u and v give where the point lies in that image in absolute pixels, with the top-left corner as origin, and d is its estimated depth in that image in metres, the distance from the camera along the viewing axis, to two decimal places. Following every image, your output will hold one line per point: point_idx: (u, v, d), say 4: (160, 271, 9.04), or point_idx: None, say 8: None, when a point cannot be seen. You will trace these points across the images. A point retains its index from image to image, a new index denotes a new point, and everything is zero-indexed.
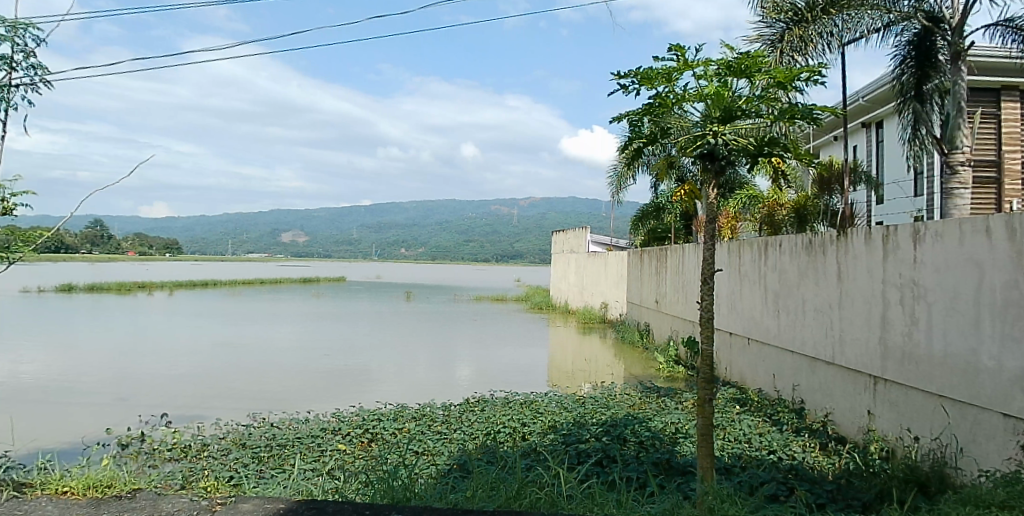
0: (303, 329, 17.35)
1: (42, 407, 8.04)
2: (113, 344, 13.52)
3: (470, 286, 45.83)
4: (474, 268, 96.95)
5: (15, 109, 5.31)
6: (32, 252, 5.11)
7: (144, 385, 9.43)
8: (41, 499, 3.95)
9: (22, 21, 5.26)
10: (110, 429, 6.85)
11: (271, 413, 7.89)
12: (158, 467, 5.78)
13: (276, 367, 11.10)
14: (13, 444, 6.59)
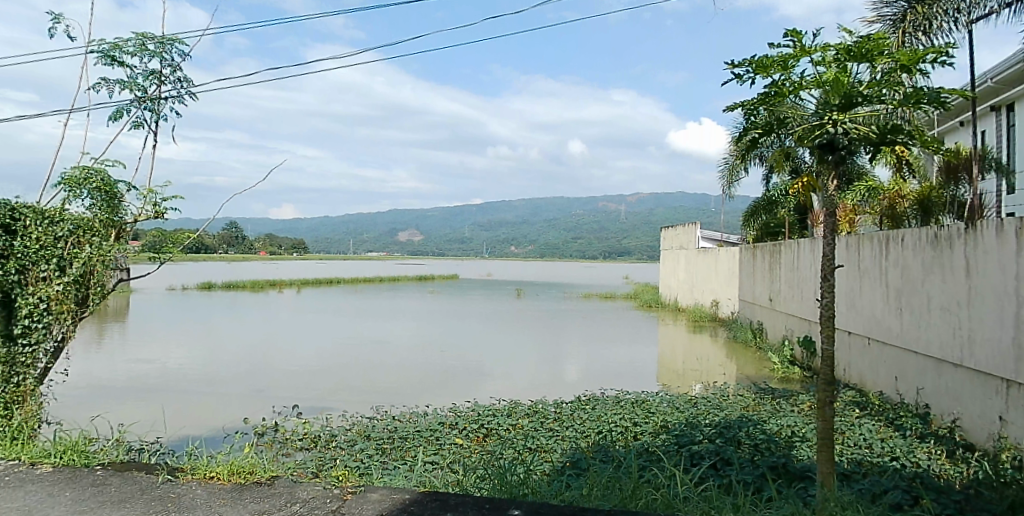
0: (418, 326, 17.96)
1: (190, 396, 8.78)
2: (250, 339, 14.57)
3: (580, 282, 45.85)
4: (583, 265, 96.56)
5: (162, 118, 5.86)
6: (179, 253, 5.49)
7: (278, 377, 10.10)
8: (192, 483, 4.39)
9: (168, 38, 5.79)
10: (249, 419, 7.41)
11: (392, 406, 8.25)
12: (292, 455, 6.12)
13: (394, 362, 11.58)
14: (168, 431, 7.21)
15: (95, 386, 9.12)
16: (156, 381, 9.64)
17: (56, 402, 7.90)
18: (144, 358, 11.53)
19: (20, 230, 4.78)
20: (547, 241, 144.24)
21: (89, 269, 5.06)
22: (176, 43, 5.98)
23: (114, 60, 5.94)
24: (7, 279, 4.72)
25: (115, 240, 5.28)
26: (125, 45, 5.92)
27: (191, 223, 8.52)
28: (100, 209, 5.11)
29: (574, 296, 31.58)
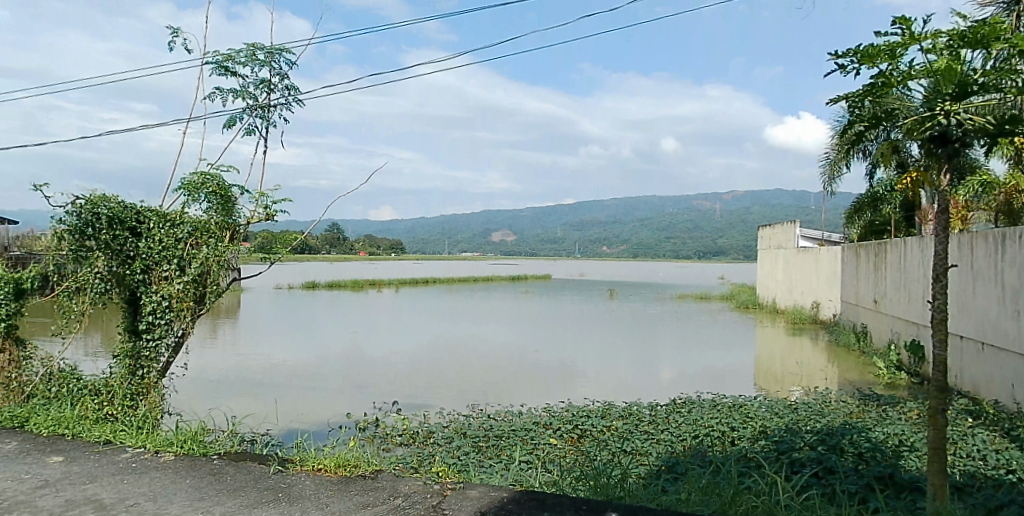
0: (507, 325, 18.08)
1: (296, 391, 9.14)
2: (351, 336, 15.07)
3: (672, 283, 44.90)
4: (673, 265, 94.59)
5: (271, 124, 6.09)
6: (288, 253, 5.65)
7: (378, 374, 10.38)
8: (301, 475, 4.59)
9: (276, 48, 6.02)
10: (350, 414, 7.63)
11: (487, 404, 8.30)
12: (391, 450, 6.24)
13: (485, 361, 11.69)
14: (277, 423, 7.52)
15: (209, 379, 9.63)
16: (263, 375, 10.10)
17: (176, 394, 8.38)
18: (252, 353, 12.11)
19: (144, 232, 5.02)
20: (633, 242, 142.30)
21: (206, 269, 5.16)
22: (284, 53, 6.23)
23: (226, 70, 6.23)
24: (133, 278, 5.03)
25: (231, 241, 5.35)
26: (237, 55, 6.20)
27: (294, 226, 8.88)
28: (217, 212, 5.21)
29: (665, 297, 30.97)
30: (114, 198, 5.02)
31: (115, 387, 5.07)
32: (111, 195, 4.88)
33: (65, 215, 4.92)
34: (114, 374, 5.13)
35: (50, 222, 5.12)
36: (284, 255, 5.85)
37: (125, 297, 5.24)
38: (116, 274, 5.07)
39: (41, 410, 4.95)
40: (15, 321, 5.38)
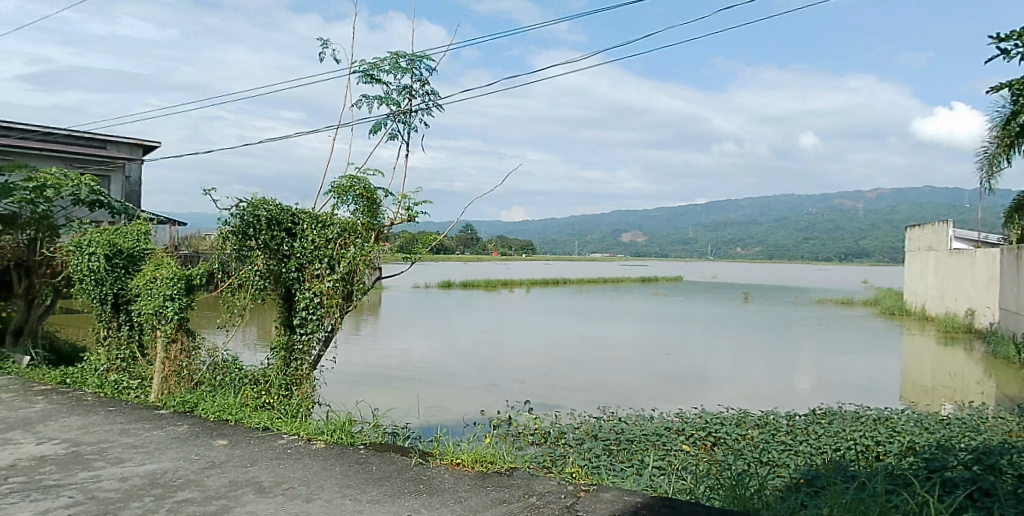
0: (632, 328, 17.85)
1: (434, 386, 9.46)
2: (482, 335, 15.45)
3: (806, 286, 42.48)
4: (804, 267, 89.77)
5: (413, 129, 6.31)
6: (427, 253, 5.73)
7: (508, 373, 10.56)
8: (440, 468, 4.75)
9: (416, 54, 6.22)
10: (484, 411, 7.77)
11: (618, 407, 8.22)
12: (525, 448, 6.31)
13: (613, 364, 11.59)
14: (418, 417, 7.80)
15: (351, 372, 10.15)
16: (400, 370, 10.53)
17: (324, 384, 8.88)
18: (389, 349, 12.65)
19: (298, 232, 5.29)
20: (758, 243, 136.21)
21: (353, 268, 5.28)
22: (423, 61, 6.47)
23: (371, 79, 6.53)
24: (288, 275, 5.32)
25: (376, 242, 5.41)
26: (381, 64, 6.50)
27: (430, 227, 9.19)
28: (363, 214, 5.32)
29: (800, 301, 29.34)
30: (273, 201, 5.36)
31: (271, 378, 5.40)
32: (269, 198, 5.20)
33: (230, 217, 5.32)
34: (271, 365, 5.46)
35: (218, 222, 5.56)
36: (423, 255, 5.92)
37: (280, 293, 5.56)
38: (273, 271, 5.38)
39: (208, 397, 5.40)
40: (186, 314, 5.67)
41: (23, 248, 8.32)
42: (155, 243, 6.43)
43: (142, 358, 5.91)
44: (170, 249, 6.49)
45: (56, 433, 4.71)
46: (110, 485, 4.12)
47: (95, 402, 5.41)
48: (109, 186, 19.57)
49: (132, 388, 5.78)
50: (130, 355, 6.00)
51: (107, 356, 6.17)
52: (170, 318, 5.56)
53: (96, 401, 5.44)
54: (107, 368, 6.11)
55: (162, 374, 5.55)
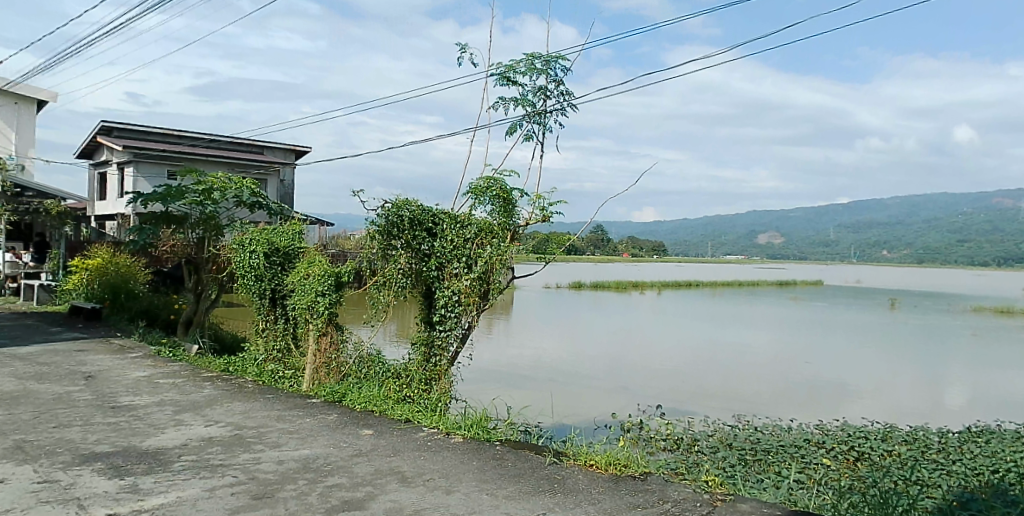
0: (763, 334, 17.17)
1: (566, 386, 9.52)
2: (610, 337, 15.42)
3: (965, 293, 38.80)
4: (950, 272, 82.81)
5: (548, 127, 6.63)
6: (562, 254, 5.75)
7: (638, 376, 10.45)
8: (574, 468, 4.75)
9: (551, 56, 6.53)
10: (616, 414, 7.72)
11: (754, 416, 7.95)
12: (661, 452, 6.21)
13: (745, 370, 11.20)
14: (552, 416, 7.88)
15: (484, 369, 10.42)
16: (531, 368, 10.70)
17: (461, 380, 9.16)
18: (519, 347, 12.89)
19: (438, 232, 5.45)
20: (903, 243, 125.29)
21: (490, 268, 5.32)
22: (558, 61, 6.72)
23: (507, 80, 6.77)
24: (429, 274, 5.50)
25: (512, 242, 5.46)
26: (518, 66, 6.79)
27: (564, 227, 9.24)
28: (499, 214, 5.38)
29: (958, 309, 26.82)
30: (415, 202, 5.58)
31: (413, 372, 5.64)
32: (412, 200, 5.43)
33: (376, 217, 5.63)
34: (413, 360, 5.67)
35: (366, 223, 5.91)
36: (558, 256, 5.93)
37: (420, 291, 5.77)
38: (415, 270, 5.62)
39: (355, 388, 5.67)
40: (335, 309, 5.98)
41: (192, 246, 9.24)
42: (308, 243, 6.77)
43: (295, 349, 6.31)
44: (319, 247, 6.83)
45: (223, 416, 5.10)
46: (268, 467, 4.39)
47: (255, 389, 5.81)
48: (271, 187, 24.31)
49: (287, 377, 6.19)
50: (286, 346, 6.44)
51: (265, 347, 6.65)
52: (321, 313, 5.90)
53: (256, 388, 5.83)
54: (265, 358, 6.59)
55: (313, 365, 5.91)
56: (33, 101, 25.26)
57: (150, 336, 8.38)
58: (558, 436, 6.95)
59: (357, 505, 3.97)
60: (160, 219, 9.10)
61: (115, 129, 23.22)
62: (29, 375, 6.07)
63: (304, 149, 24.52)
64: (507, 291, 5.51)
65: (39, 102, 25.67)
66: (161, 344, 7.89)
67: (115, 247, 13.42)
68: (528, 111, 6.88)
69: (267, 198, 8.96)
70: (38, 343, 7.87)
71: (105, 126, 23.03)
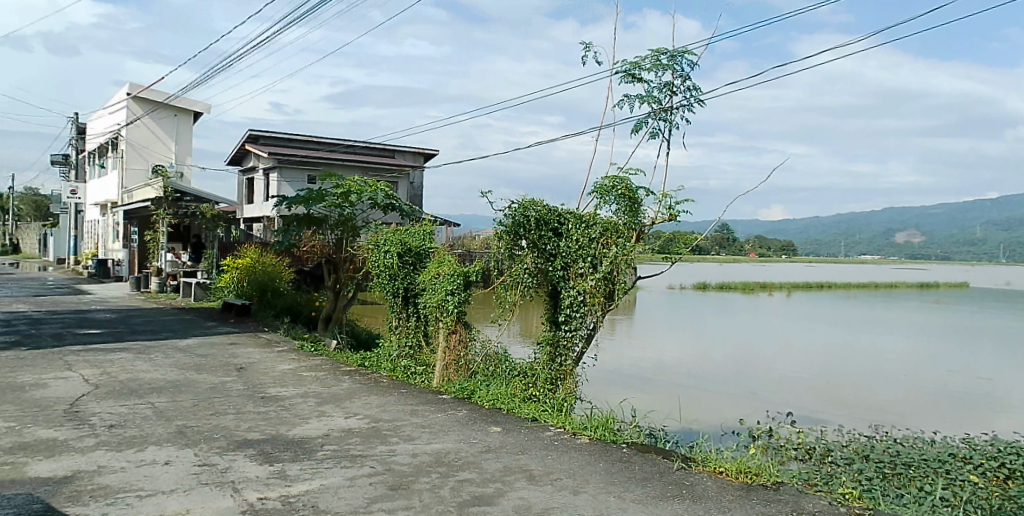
0: (902, 340, 16.07)
1: (692, 389, 9.38)
2: (736, 339, 15.00)
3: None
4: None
5: (673, 123, 6.77)
6: (689, 253, 5.66)
7: (766, 381, 10.12)
8: (703, 474, 4.63)
9: (677, 52, 6.71)
10: (745, 420, 7.52)
11: (894, 427, 7.51)
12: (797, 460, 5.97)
13: (881, 378, 10.54)
14: (679, 418, 7.79)
15: (608, 370, 10.42)
16: (654, 369, 10.63)
17: (586, 381, 9.20)
18: (642, 348, 12.82)
19: (564, 232, 5.49)
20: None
21: (616, 268, 5.29)
22: (684, 55, 6.83)
23: (632, 77, 6.93)
24: (554, 274, 5.55)
25: (637, 242, 5.42)
26: (643, 62, 6.88)
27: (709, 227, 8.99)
28: (625, 213, 5.38)
29: None
30: (542, 202, 5.66)
31: (538, 371, 5.69)
32: (538, 200, 5.52)
33: (504, 217, 5.77)
34: (538, 359, 5.74)
35: (493, 224, 6.06)
36: (684, 256, 5.84)
37: (546, 291, 5.82)
38: (541, 269, 5.69)
39: (483, 386, 5.82)
40: (464, 308, 6.15)
41: (331, 247, 9.71)
42: (438, 242, 6.99)
43: (427, 346, 6.54)
44: (449, 247, 7.01)
45: (361, 409, 5.33)
46: (404, 459, 4.55)
47: (389, 384, 6.06)
48: (401, 189, 25.83)
49: (419, 373, 6.42)
50: (417, 343, 6.69)
51: (399, 344, 6.94)
52: (451, 311, 6.08)
53: (390, 383, 6.08)
54: (399, 354, 6.87)
55: (443, 362, 6.12)
56: (191, 112, 27.52)
57: (294, 332, 8.95)
58: (685, 441, 6.77)
59: (487, 501, 4.04)
60: (303, 221, 9.58)
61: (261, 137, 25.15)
62: (190, 365, 6.62)
63: (433, 152, 25.33)
64: (633, 290, 5.45)
65: (194, 114, 27.92)
66: (303, 338, 8.38)
67: (262, 247, 14.35)
68: (654, 108, 6.97)
69: (400, 200, 9.28)
70: (197, 335, 8.57)
71: (252, 134, 24.95)
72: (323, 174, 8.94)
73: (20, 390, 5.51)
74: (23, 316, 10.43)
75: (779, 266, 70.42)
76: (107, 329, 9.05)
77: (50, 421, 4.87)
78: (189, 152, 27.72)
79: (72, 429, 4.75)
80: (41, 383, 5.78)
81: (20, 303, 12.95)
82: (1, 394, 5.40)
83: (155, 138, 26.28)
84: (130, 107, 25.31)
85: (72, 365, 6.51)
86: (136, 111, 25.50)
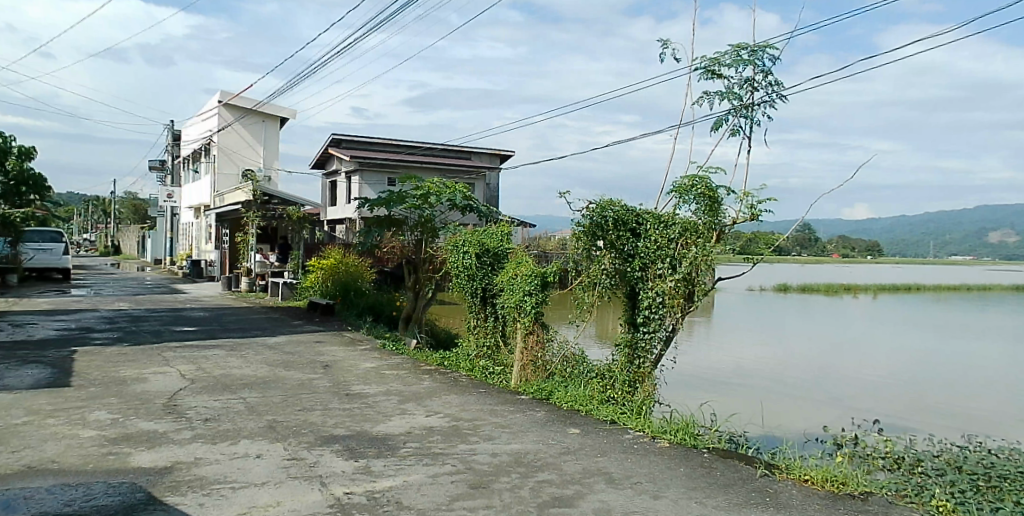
0: (999, 345, 15.25)
1: (772, 393, 9.20)
2: (819, 343, 14.57)
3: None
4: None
5: (755, 119, 6.61)
6: (772, 254, 5.57)
7: (851, 386, 9.83)
8: (787, 482, 4.52)
9: (758, 46, 6.59)
10: (829, 427, 7.33)
11: (990, 437, 7.19)
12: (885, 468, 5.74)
13: (975, 385, 10.07)
14: (761, 423, 7.66)
15: (686, 372, 10.33)
16: (733, 373, 10.47)
17: (664, 384, 9.14)
18: (719, 351, 12.65)
19: (642, 233, 5.48)
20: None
21: (695, 268, 5.21)
22: (766, 51, 6.70)
23: (712, 74, 6.82)
24: (633, 274, 5.53)
25: (717, 242, 5.34)
26: (722, 58, 6.77)
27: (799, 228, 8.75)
28: (704, 213, 5.35)
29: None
30: (620, 202, 5.66)
31: (617, 373, 5.69)
32: (616, 200, 5.52)
33: (582, 218, 5.79)
34: (617, 360, 5.74)
35: (571, 225, 6.09)
36: (766, 257, 5.74)
37: (624, 291, 5.81)
38: (619, 271, 5.69)
39: (561, 387, 5.84)
40: (542, 308, 6.21)
41: (410, 248, 9.93)
42: (515, 243, 7.08)
43: (505, 347, 6.63)
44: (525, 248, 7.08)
45: (441, 407, 5.43)
46: (484, 458, 4.60)
47: (468, 383, 6.15)
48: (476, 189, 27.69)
49: (497, 373, 6.50)
50: (495, 343, 6.79)
51: (477, 344, 7.06)
52: (529, 311, 6.15)
53: (470, 382, 6.17)
54: (477, 354, 6.98)
55: (521, 362, 6.19)
56: (277, 118, 28.52)
57: (375, 330, 9.19)
58: (768, 446, 6.62)
59: (567, 503, 4.05)
60: (384, 222, 9.82)
61: (343, 141, 27.08)
62: (278, 362, 6.88)
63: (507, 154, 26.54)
64: (713, 292, 5.37)
65: (281, 119, 28.90)
66: (385, 337, 8.59)
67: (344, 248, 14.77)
68: (734, 105, 6.83)
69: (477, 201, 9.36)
70: (284, 333, 8.88)
71: (335, 138, 26.91)
72: (403, 177, 9.11)
73: (124, 384, 5.85)
74: (125, 314, 11.06)
75: (859, 266, 67.85)
76: (200, 326, 9.49)
77: (150, 414, 5.15)
78: (276, 156, 28.78)
79: (171, 422, 5.01)
80: (142, 377, 6.12)
81: (122, 301, 13.74)
82: (107, 388, 5.75)
83: (244, 142, 27.36)
84: (220, 113, 26.52)
85: (169, 360, 6.86)
86: (227, 118, 26.64)
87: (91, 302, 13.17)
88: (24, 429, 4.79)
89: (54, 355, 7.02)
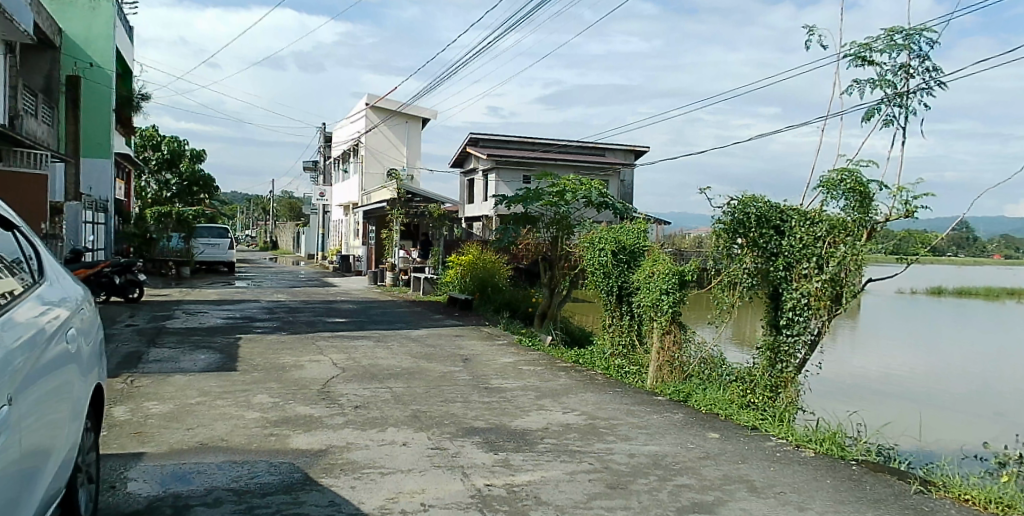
0: None
1: (925, 405, 8.67)
2: (980, 352, 13.52)
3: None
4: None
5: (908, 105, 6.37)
6: (927, 254, 5.33)
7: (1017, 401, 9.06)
8: (945, 501, 4.23)
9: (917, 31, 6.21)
10: (990, 444, 6.85)
11: None
12: None
13: None
14: (914, 437, 7.27)
15: (828, 378, 9.94)
16: (881, 380, 9.98)
17: (808, 391, 8.85)
18: (867, 356, 12.06)
19: (787, 231, 5.36)
20: None
21: (844, 268, 5.00)
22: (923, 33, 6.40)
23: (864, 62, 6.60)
24: (777, 274, 5.42)
25: (868, 240, 5.12)
26: (874, 45, 6.55)
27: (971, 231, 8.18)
28: (854, 210, 5.14)
29: None
30: (763, 199, 5.56)
31: (758, 377, 5.61)
32: (759, 197, 5.43)
33: (723, 216, 5.74)
34: (758, 363, 5.65)
35: (712, 223, 6.09)
36: (921, 257, 5.51)
37: (767, 292, 5.69)
38: (761, 270, 5.60)
39: (700, 390, 5.82)
40: (679, 308, 6.22)
41: (545, 245, 10.13)
42: (653, 240, 7.15)
43: (642, 347, 6.68)
44: (663, 246, 7.14)
45: (579, 405, 5.50)
46: (621, 458, 4.61)
47: (605, 381, 6.23)
48: (611, 187, 27.60)
49: (633, 373, 6.56)
50: (631, 343, 6.87)
51: (613, 342, 7.17)
52: (666, 311, 6.20)
53: (606, 380, 6.26)
54: (613, 353, 7.09)
55: (657, 362, 6.20)
56: (418, 119, 29.57)
57: (512, 326, 9.45)
58: (924, 461, 6.30)
59: (707, 509, 3.95)
60: (519, 219, 10.05)
61: (479, 140, 27.91)
62: (421, 354, 7.20)
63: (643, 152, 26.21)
64: (862, 294, 5.15)
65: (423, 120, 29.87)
66: (521, 333, 8.82)
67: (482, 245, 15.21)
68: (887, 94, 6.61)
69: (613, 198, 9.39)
70: (426, 327, 9.27)
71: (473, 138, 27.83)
72: (541, 175, 9.33)
73: (283, 370, 6.33)
74: (282, 305, 11.92)
75: None
76: (349, 318, 10.07)
77: (307, 399, 5.53)
78: (417, 155, 29.80)
79: (325, 407, 5.36)
80: (299, 364, 6.59)
81: (280, 292, 14.89)
82: (269, 373, 6.24)
83: (388, 143, 28.54)
84: (368, 115, 27.78)
85: (322, 349, 7.35)
86: (374, 120, 27.89)
87: (254, 294, 14.30)
88: (199, 408, 5.30)
89: (222, 341, 7.70)
